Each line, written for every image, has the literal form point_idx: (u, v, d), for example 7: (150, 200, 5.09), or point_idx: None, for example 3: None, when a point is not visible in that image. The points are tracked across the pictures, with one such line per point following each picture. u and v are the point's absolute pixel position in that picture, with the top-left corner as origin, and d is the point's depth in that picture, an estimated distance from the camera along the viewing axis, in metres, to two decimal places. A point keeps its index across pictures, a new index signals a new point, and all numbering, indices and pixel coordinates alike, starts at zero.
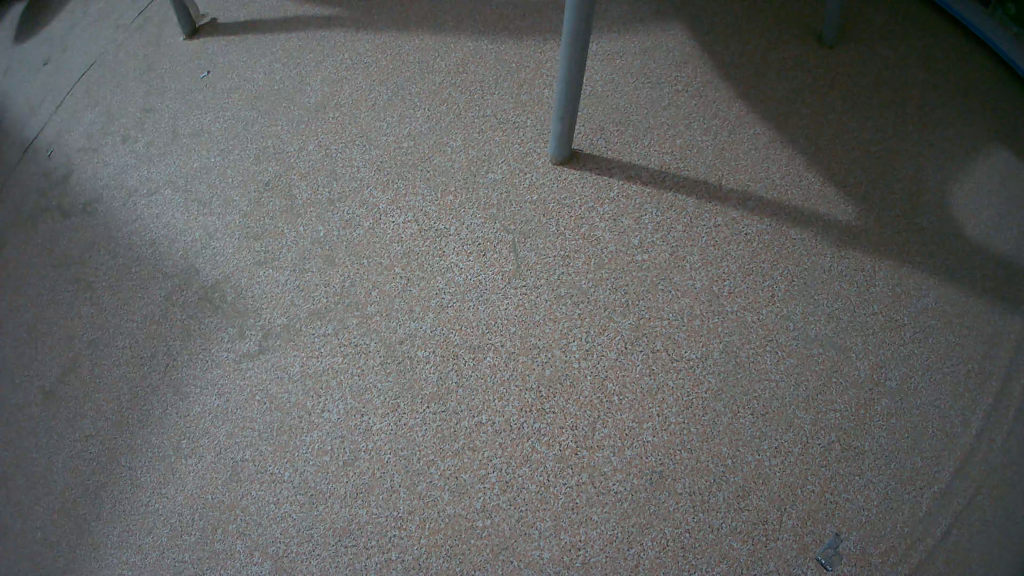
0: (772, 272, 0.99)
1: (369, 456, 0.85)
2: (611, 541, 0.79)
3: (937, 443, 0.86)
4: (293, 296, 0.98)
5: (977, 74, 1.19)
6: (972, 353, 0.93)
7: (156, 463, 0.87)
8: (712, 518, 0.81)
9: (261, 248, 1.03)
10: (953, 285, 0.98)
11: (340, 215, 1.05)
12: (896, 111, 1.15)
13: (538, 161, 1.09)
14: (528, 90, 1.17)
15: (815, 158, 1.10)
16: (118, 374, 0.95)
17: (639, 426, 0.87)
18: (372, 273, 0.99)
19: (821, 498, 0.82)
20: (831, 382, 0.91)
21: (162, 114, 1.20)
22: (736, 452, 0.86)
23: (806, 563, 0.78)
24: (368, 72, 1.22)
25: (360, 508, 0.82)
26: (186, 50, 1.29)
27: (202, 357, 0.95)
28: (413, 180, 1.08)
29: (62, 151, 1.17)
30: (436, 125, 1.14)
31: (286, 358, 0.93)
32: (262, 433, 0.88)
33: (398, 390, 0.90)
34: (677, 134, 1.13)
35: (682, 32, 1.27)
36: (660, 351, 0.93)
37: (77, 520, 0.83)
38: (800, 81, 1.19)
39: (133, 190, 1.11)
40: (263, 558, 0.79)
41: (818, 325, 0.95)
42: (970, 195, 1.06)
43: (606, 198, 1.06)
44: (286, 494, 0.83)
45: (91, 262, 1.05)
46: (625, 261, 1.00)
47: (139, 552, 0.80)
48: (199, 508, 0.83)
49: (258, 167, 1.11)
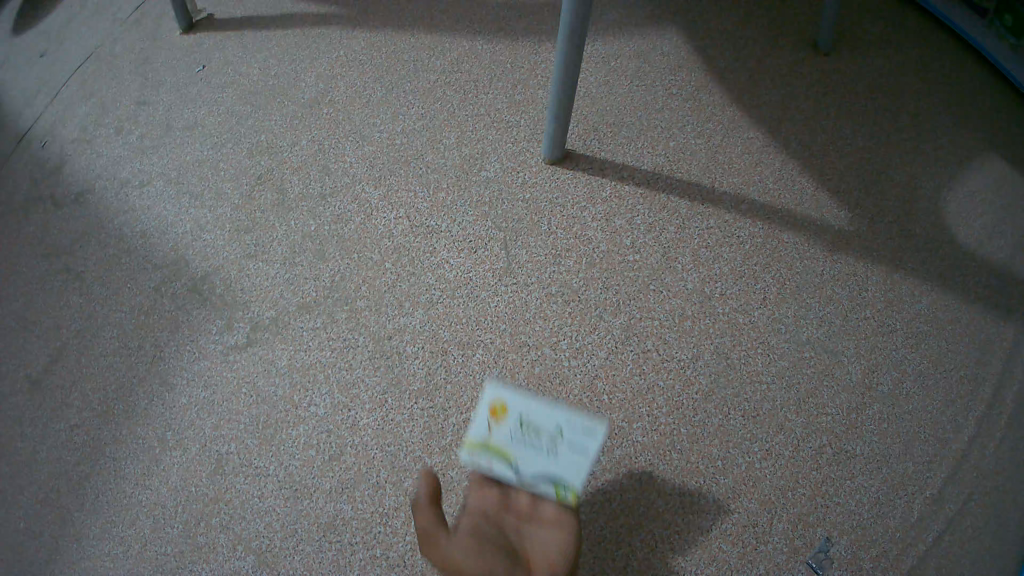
0: (764, 274, 0.99)
1: (356, 451, 0.86)
2: (599, 541, 0.80)
3: (927, 448, 0.87)
4: (282, 289, 0.98)
5: (972, 83, 1.20)
6: (964, 360, 0.93)
7: (141, 454, 0.87)
8: (703, 520, 0.82)
9: (252, 241, 1.03)
10: (946, 292, 0.98)
11: (332, 209, 1.05)
12: (889, 118, 1.16)
13: (531, 161, 1.09)
14: (522, 91, 1.17)
15: (808, 163, 1.10)
16: (104, 364, 0.94)
17: (629, 426, 0.88)
18: (362, 268, 0.99)
19: (810, 502, 0.83)
20: (821, 386, 0.91)
21: (156, 107, 1.20)
22: (726, 454, 0.86)
23: (796, 567, 0.79)
24: (363, 69, 1.22)
25: (346, 504, 0.82)
26: (182, 45, 1.29)
27: (189, 349, 0.94)
28: (406, 176, 1.08)
29: (56, 142, 1.17)
30: (429, 123, 1.14)
31: (274, 352, 0.93)
32: (249, 426, 0.88)
33: (386, 385, 0.90)
34: (671, 137, 1.13)
35: (677, 34, 1.27)
36: (651, 351, 0.93)
37: (59, 511, 0.84)
38: (795, 87, 1.19)
39: (125, 182, 1.11)
40: (247, 553, 0.80)
41: (809, 329, 0.95)
42: (964, 203, 1.07)
43: (598, 197, 1.06)
44: (270, 488, 0.84)
45: (81, 252, 1.04)
46: (617, 261, 1.00)
47: (121, 544, 0.81)
48: (183, 501, 0.84)
49: (251, 161, 1.11)
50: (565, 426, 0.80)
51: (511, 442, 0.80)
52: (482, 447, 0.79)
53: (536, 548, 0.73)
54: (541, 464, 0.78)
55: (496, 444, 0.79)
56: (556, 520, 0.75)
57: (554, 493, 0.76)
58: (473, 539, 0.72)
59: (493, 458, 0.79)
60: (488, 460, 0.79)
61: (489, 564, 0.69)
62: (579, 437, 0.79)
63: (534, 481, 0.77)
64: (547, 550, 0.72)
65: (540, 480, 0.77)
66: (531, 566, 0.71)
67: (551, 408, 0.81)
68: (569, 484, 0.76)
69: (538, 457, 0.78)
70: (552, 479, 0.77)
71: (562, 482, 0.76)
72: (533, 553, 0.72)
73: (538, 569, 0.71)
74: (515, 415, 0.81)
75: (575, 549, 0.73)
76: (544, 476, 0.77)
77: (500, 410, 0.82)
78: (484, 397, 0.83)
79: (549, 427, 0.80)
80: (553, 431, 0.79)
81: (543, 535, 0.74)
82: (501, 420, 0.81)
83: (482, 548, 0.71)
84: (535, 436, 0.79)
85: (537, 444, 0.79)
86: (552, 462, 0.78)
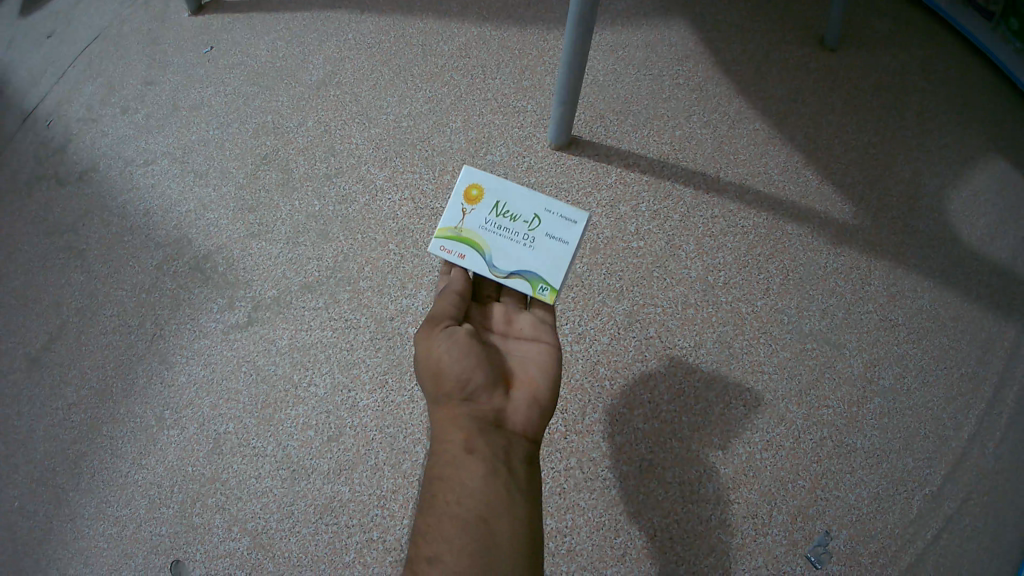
0: (767, 265, 0.99)
1: (355, 432, 0.86)
2: (598, 529, 0.81)
3: (928, 445, 0.87)
4: (285, 269, 0.98)
5: (979, 83, 1.20)
6: (965, 357, 0.93)
7: (138, 433, 0.87)
8: (702, 510, 0.82)
9: (255, 221, 1.02)
10: (948, 290, 0.98)
11: (336, 190, 1.05)
12: (896, 114, 1.15)
13: (537, 146, 1.09)
14: (530, 77, 1.17)
15: (813, 156, 1.10)
16: (104, 342, 0.94)
17: (629, 412, 0.87)
18: (366, 249, 0.99)
19: (811, 494, 0.83)
20: (823, 378, 0.91)
21: (163, 87, 1.20)
22: (726, 444, 0.86)
23: (794, 560, 0.79)
24: (371, 53, 1.21)
25: (343, 485, 0.82)
26: (190, 26, 1.28)
27: (190, 327, 0.94)
28: (412, 159, 1.07)
29: (60, 121, 1.17)
30: (436, 106, 1.13)
31: (275, 331, 0.93)
32: (247, 405, 0.88)
33: (387, 366, 0.90)
34: (677, 126, 1.12)
35: (687, 22, 1.26)
36: (653, 338, 0.92)
37: (56, 490, 0.84)
38: (802, 80, 1.18)
39: (130, 161, 1.11)
40: (242, 534, 0.80)
41: (812, 322, 0.95)
42: (968, 201, 1.07)
43: (604, 184, 1.05)
44: (268, 469, 0.84)
45: (83, 230, 1.04)
46: (620, 248, 0.99)
47: (116, 524, 0.82)
48: (179, 480, 0.84)
49: (257, 142, 1.11)
50: (545, 213, 0.73)
51: (485, 229, 0.72)
52: (454, 235, 0.72)
53: (515, 366, 0.64)
54: (519, 256, 0.71)
55: (468, 232, 0.72)
56: (535, 335, 0.68)
57: (529, 291, 0.70)
58: (451, 341, 0.61)
59: (465, 248, 0.71)
60: (459, 251, 0.71)
61: (467, 368, 0.59)
62: (560, 225, 0.72)
63: (509, 275, 0.70)
64: (528, 368, 0.64)
65: (516, 275, 0.70)
66: (513, 380, 0.62)
67: (534, 196, 0.73)
68: (549, 282, 0.70)
69: (514, 247, 0.71)
70: (530, 273, 0.70)
71: (540, 280, 0.70)
72: (513, 369, 0.63)
73: (518, 387, 0.62)
74: (490, 200, 0.73)
75: (556, 369, 0.65)
76: (520, 270, 0.70)
77: (475, 195, 0.74)
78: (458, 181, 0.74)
79: (528, 212, 0.72)
80: (532, 217, 0.72)
81: (521, 352, 0.66)
82: (476, 205, 0.73)
83: (462, 349, 0.61)
84: (511, 221, 0.72)
85: (515, 234, 0.72)
86: (529, 253, 0.71)
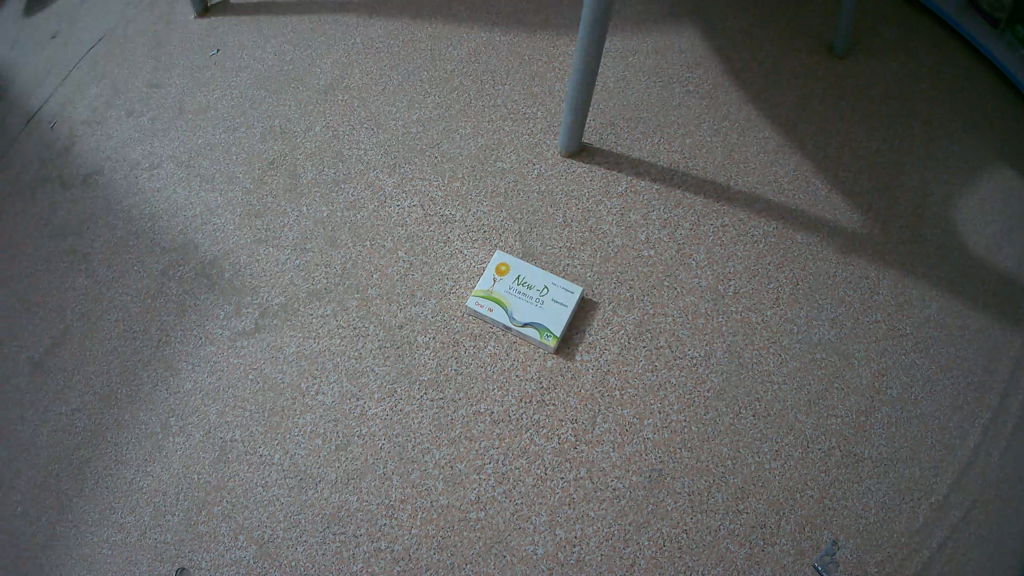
0: (777, 274, 0.99)
1: (364, 441, 0.85)
2: (607, 538, 0.80)
3: (935, 454, 0.87)
4: (293, 275, 0.97)
5: (987, 91, 1.19)
6: (972, 367, 0.93)
7: (143, 439, 0.87)
8: (711, 519, 0.81)
9: (263, 226, 1.02)
10: (955, 299, 0.98)
11: (344, 196, 1.04)
12: (904, 122, 1.15)
13: (547, 153, 1.08)
14: (539, 83, 1.16)
15: (822, 164, 1.09)
16: (109, 349, 0.93)
17: (640, 422, 0.87)
18: (375, 256, 0.98)
19: (819, 504, 0.83)
20: (832, 389, 0.90)
21: (169, 91, 1.18)
22: (736, 454, 0.85)
23: (802, 570, 0.79)
24: (380, 57, 1.20)
25: (352, 495, 0.82)
26: (196, 29, 1.27)
27: (196, 334, 0.93)
28: (421, 165, 1.07)
29: (65, 124, 1.15)
30: (445, 112, 1.13)
31: (283, 338, 0.92)
32: (253, 413, 0.87)
33: (396, 375, 0.89)
34: (687, 134, 1.12)
35: (696, 29, 1.25)
36: (664, 348, 0.92)
37: (59, 497, 0.84)
38: (812, 87, 1.18)
39: (135, 164, 1.10)
40: (248, 543, 0.80)
41: (821, 331, 0.95)
42: (974, 210, 1.06)
43: (614, 192, 1.05)
44: (274, 477, 0.83)
45: (87, 234, 1.03)
46: (631, 256, 0.99)
47: (120, 532, 0.81)
48: (183, 488, 0.83)
49: (264, 146, 1.10)
50: (555, 284, 0.93)
51: (509, 292, 0.92)
52: (486, 295, 0.92)
53: None
54: (531, 312, 0.91)
55: (497, 293, 0.92)
56: None
57: (538, 337, 0.90)
58: None
59: (493, 305, 0.92)
60: (488, 306, 0.92)
61: None
62: (564, 292, 0.92)
63: (524, 325, 0.90)
64: None
65: (529, 325, 0.90)
66: None
67: (547, 272, 0.94)
68: (553, 330, 0.90)
69: (529, 306, 0.91)
70: (539, 325, 0.90)
71: (546, 329, 0.90)
72: None
73: None
74: (515, 272, 0.94)
75: None
76: (532, 321, 0.90)
77: (503, 268, 0.94)
78: (491, 259, 0.95)
79: (540, 283, 0.93)
80: (542, 287, 0.92)
81: None
82: (504, 275, 0.94)
83: None
84: (528, 288, 0.92)
85: (530, 296, 0.92)
86: (540, 311, 0.91)
